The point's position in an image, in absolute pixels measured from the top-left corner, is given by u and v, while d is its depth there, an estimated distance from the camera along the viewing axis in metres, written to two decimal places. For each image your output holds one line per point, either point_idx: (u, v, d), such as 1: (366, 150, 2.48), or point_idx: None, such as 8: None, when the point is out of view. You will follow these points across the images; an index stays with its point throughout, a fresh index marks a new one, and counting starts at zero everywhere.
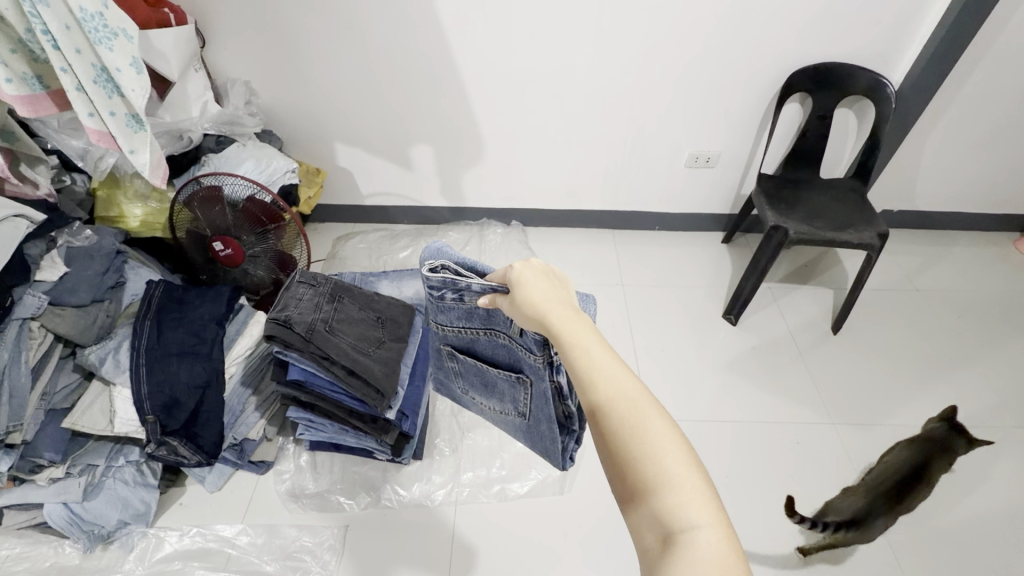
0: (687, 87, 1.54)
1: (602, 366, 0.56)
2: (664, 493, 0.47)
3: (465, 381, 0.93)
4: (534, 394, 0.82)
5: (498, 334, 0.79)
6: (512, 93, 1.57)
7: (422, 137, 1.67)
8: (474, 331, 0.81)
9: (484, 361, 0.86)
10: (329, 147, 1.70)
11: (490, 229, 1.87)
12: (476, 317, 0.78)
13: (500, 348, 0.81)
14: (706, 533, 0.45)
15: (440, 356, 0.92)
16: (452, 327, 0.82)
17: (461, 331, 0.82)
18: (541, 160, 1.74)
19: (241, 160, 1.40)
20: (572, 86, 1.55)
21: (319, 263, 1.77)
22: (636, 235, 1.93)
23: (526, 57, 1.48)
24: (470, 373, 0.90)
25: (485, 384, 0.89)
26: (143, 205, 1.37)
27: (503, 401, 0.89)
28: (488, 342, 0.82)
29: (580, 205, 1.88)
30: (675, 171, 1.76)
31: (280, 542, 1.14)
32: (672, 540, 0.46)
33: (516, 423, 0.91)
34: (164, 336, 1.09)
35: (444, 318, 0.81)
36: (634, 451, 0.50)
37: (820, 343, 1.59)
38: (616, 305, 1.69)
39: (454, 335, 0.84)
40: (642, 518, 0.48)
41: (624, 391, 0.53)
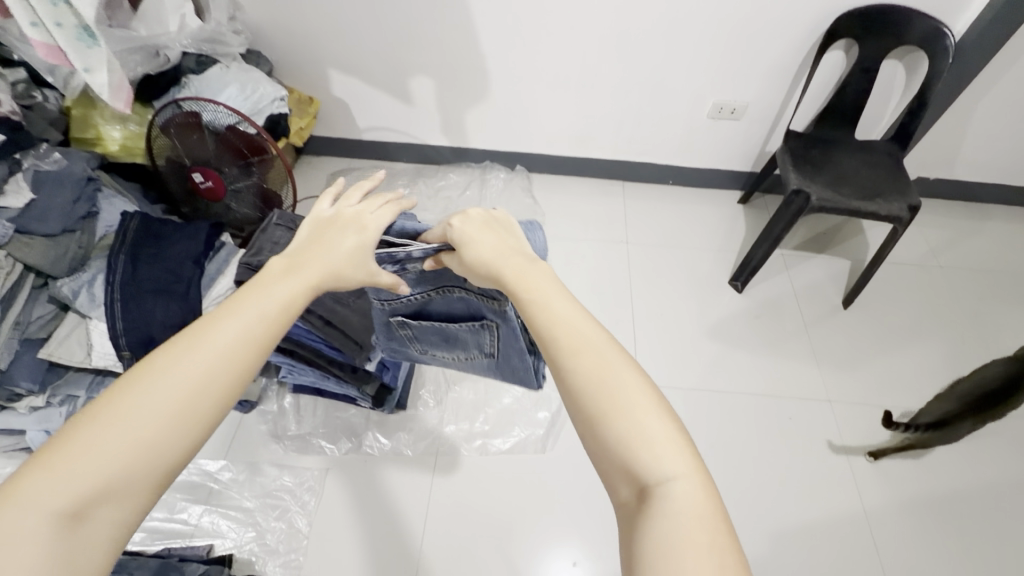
0: (717, 25, 1.37)
1: (567, 321, 0.52)
2: (638, 450, 0.44)
3: (423, 343, 0.91)
4: (502, 335, 0.79)
5: (453, 291, 0.77)
6: (524, 23, 1.41)
7: (423, 68, 1.53)
8: (424, 293, 0.80)
9: (440, 320, 0.84)
10: (322, 74, 1.57)
11: (492, 173, 1.77)
12: (427, 278, 0.77)
13: (455, 303, 0.79)
14: (681, 483, 0.43)
15: (393, 325, 0.91)
16: (396, 295, 0.83)
17: (410, 297, 0.82)
18: (551, 101, 1.61)
19: (224, 85, 1.31)
20: (590, 17, 1.38)
21: (312, 199, 1.69)
22: (647, 188, 1.81)
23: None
24: (428, 335, 0.88)
25: (444, 340, 0.87)
26: (123, 127, 1.30)
27: (467, 348, 0.87)
28: (441, 301, 0.80)
29: (590, 153, 1.75)
30: (696, 121, 1.61)
31: (261, 480, 1.15)
32: (648, 496, 0.44)
33: (484, 365, 0.89)
34: (139, 271, 1.05)
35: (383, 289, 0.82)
36: (602, 407, 0.47)
37: (828, 316, 1.52)
38: (617, 264, 1.62)
39: (403, 303, 0.84)
40: (615, 476, 0.45)
41: (591, 341, 0.50)
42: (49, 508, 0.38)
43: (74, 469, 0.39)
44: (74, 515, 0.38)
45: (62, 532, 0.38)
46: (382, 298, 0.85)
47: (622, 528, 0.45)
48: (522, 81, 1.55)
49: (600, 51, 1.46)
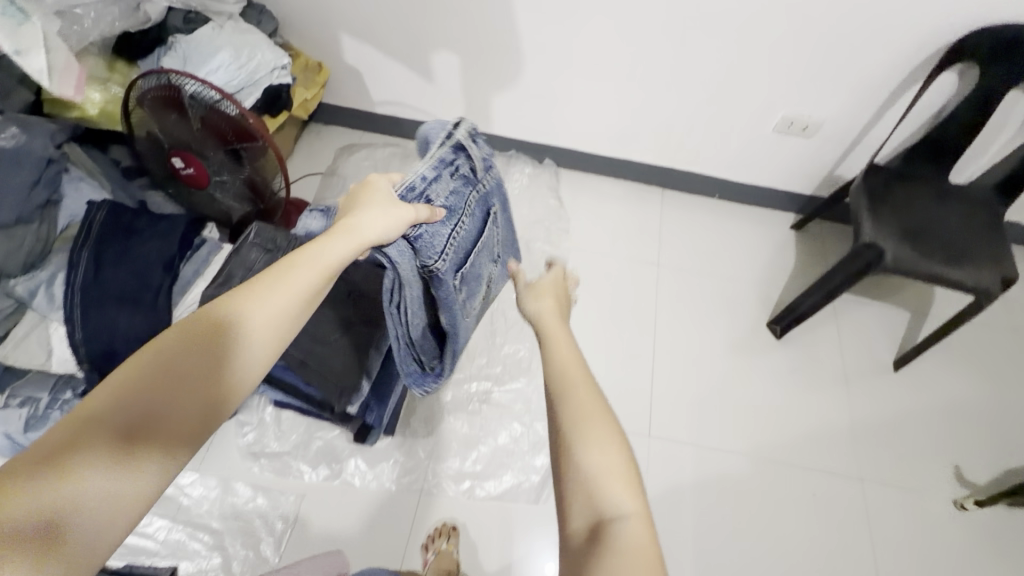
0: (810, 18, 1.14)
1: (572, 364, 0.59)
2: (602, 481, 0.49)
3: (466, 295, 0.82)
4: (497, 224, 0.86)
5: (474, 196, 0.73)
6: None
7: (448, 41, 1.32)
8: (461, 217, 0.72)
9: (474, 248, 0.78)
10: (334, 38, 1.38)
11: (516, 166, 1.57)
12: (454, 197, 0.69)
13: (478, 212, 0.76)
14: (631, 523, 0.47)
15: (449, 296, 0.75)
16: (446, 242, 0.69)
17: (454, 234, 0.70)
18: (592, 92, 1.39)
19: (214, 49, 1.14)
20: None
21: (316, 177, 1.53)
22: (690, 200, 1.60)
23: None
24: (471, 279, 0.80)
25: (476, 275, 0.83)
26: (104, 90, 1.14)
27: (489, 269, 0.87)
28: (472, 219, 0.75)
29: (629, 154, 1.54)
30: (761, 133, 1.39)
31: (233, 501, 1.08)
32: (602, 528, 0.46)
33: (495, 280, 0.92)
34: (103, 274, 0.92)
35: (433, 240, 0.67)
36: (577, 434, 0.52)
37: (876, 376, 1.34)
38: (643, 287, 1.45)
39: (453, 251, 0.71)
40: (574, 506, 0.49)
41: (582, 382, 0.56)
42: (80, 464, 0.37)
43: (126, 410, 0.39)
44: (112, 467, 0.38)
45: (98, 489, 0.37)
46: (434, 260, 0.68)
47: (569, 561, 0.46)
48: (562, 65, 1.34)
49: (660, 37, 1.24)
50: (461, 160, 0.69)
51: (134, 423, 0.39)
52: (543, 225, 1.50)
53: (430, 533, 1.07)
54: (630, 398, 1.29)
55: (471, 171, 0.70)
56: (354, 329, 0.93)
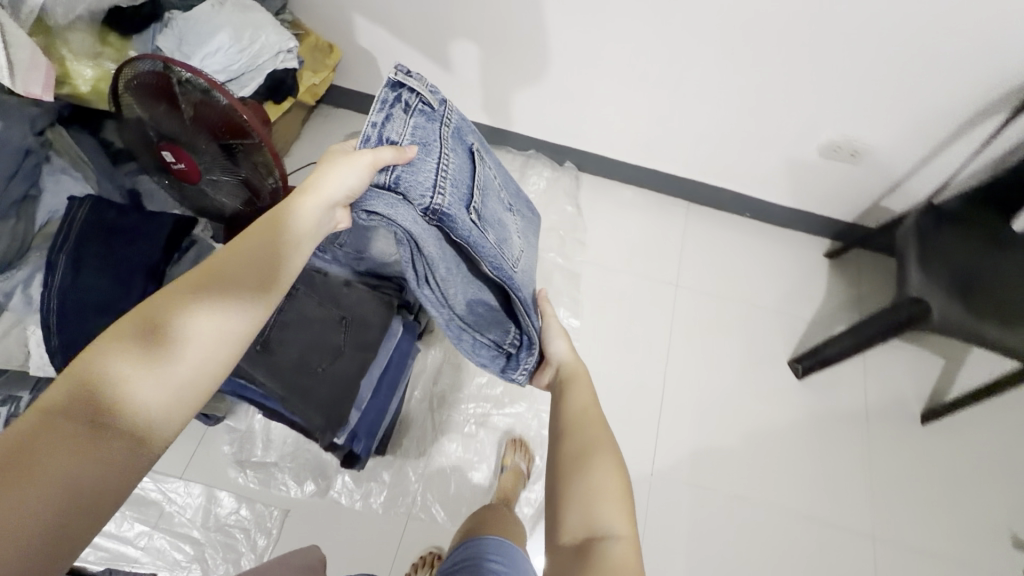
0: (872, 33, 1.01)
1: (588, 404, 0.70)
2: (601, 498, 0.57)
3: (494, 240, 0.79)
4: (489, 167, 0.86)
5: (446, 132, 0.75)
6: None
7: (469, 30, 1.21)
8: (443, 154, 0.73)
9: (475, 187, 0.77)
10: (347, 18, 1.27)
11: (534, 167, 1.48)
12: (424, 134, 0.72)
13: (460, 150, 0.77)
14: (621, 544, 0.54)
15: (469, 233, 0.72)
16: (433, 178, 0.69)
17: (440, 169, 0.71)
18: (622, 95, 1.28)
19: (213, 29, 1.04)
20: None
21: None
22: (717, 216, 1.49)
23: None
24: (488, 220, 0.79)
25: (494, 221, 0.82)
26: (96, 66, 1.06)
27: (502, 214, 0.86)
28: (456, 156, 0.75)
29: (657, 163, 1.43)
30: (804, 153, 1.27)
31: (216, 511, 1.05)
32: (595, 544, 0.54)
33: (516, 229, 0.91)
34: (82, 279, 0.86)
35: (417, 179, 0.68)
36: (584, 457, 0.62)
37: (901, 427, 1.26)
38: (659, 308, 1.36)
39: (450, 186, 0.71)
40: (570, 522, 0.57)
41: (596, 424, 0.66)
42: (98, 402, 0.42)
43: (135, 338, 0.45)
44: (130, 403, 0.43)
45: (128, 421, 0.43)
46: (429, 195, 0.67)
47: (561, 568, 0.54)
48: (591, 65, 1.22)
49: (702, 42, 1.12)
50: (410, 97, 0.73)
51: (156, 359, 0.45)
52: (558, 234, 1.41)
53: (415, 561, 1.02)
54: (633, 429, 1.23)
55: (426, 104, 0.74)
56: (344, 358, 0.85)
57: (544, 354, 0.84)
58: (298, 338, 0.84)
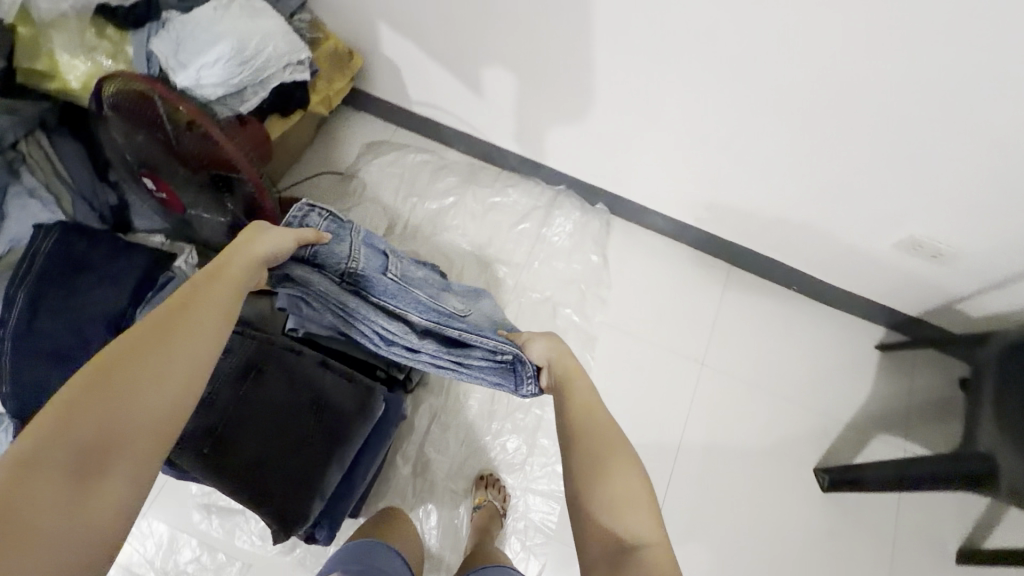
0: (983, 126, 0.84)
1: (590, 404, 0.68)
2: (628, 508, 0.57)
3: (425, 296, 0.86)
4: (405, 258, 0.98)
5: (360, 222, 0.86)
6: (665, 39, 0.91)
7: (505, 57, 1.06)
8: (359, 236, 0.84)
9: (395, 263, 0.88)
10: (373, 26, 1.13)
11: (562, 206, 1.34)
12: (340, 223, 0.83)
13: (375, 239, 0.89)
14: (654, 549, 0.54)
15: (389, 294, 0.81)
16: (350, 249, 0.80)
17: (356, 247, 0.81)
18: (670, 148, 1.11)
19: (213, 35, 0.92)
20: (782, 56, 0.86)
21: (332, 177, 1.32)
22: (760, 285, 1.33)
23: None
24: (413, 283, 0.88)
25: (421, 289, 0.90)
26: (90, 62, 0.94)
27: (429, 281, 0.95)
28: (371, 239, 0.87)
29: (699, 221, 1.27)
30: (874, 239, 1.10)
31: (175, 556, 0.98)
32: (630, 554, 0.54)
33: (451, 293, 0.98)
34: (37, 323, 0.78)
35: (337, 251, 0.79)
36: (599, 464, 0.61)
37: (933, 560, 1.12)
38: (679, 384, 1.23)
39: (364, 258, 0.82)
40: (602, 529, 0.57)
41: (603, 428, 0.65)
42: (73, 457, 0.43)
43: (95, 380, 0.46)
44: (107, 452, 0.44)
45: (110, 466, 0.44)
46: (345, 263, 0.79)
47: None
48: (639, 113, 1.07)
49: (772, 108, 0.95)
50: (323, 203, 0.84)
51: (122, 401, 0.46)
52: (579, 287, 1.28)
53: None
54: None
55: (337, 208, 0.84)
56: (312, 449, 0.75)
57: (533, 362, 0.79)
58: (260, 423, 0.75)
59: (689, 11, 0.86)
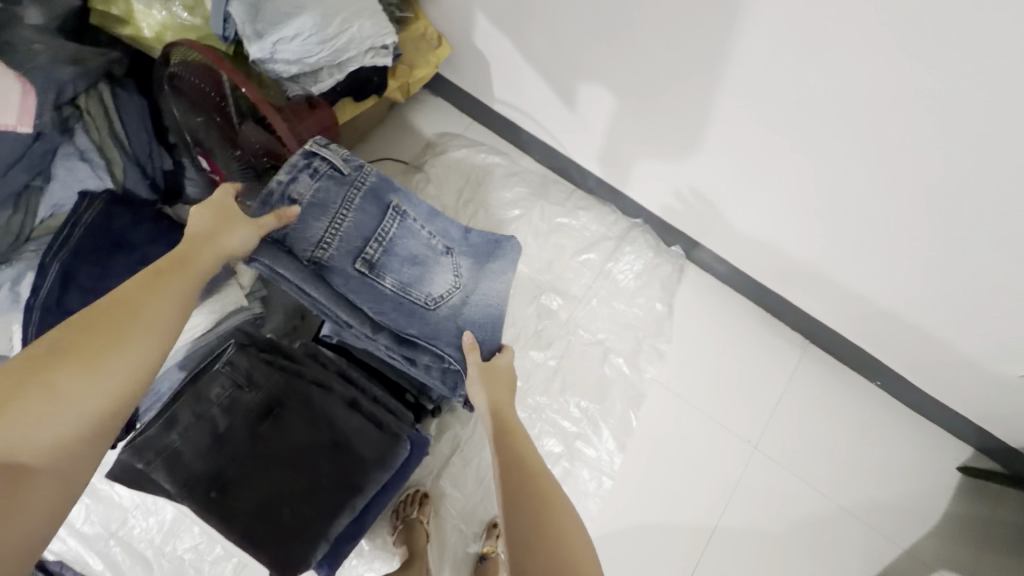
0: None
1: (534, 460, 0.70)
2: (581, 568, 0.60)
3: (394, 290, 0.81)
4: (417, 211, 0.87)
5: (351, 195, 0.79)
6: (807, 94, 0.76)
7: (609, 78, 0.93)
8: (342, 213, 0.78)
9: (380, 238, 0.82)
10: (468, 14, 1.01)
11: (634, 242, 1.21)
12: (326, 193, 0.77)
13: (368, 208, 0.81)
14: None
15: (355, 284, 0.78)
16: (322, 233, 0.76)
17: (331, 227, 0.77)
18: (777, 210, 0.97)
19: (298, 6, 0.82)
20: (952, 144, 0.71)
21: (396, 165, 1.23)
22: (837, 370, 1.19)
23: (914, 30, 0.63)
24: (393, 264, 0.82)
25: (410, 259, 0.84)
26: (167, 14, 0.85)
27: (428, 250, 0.86)
28: (360, 210, 0.80)
29: (786, 289, 1.13)
30: (997, 358, 0.94)
31: (175, 540, 0.96)
32: None
33: (456, 263, 0.88)
34: (69, 298, 0.74)
35: (313, 222, 0.76)
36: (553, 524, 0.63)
37: None
38: (723, 463, 1.12)
39: (338, 241, 0.78)
40: None
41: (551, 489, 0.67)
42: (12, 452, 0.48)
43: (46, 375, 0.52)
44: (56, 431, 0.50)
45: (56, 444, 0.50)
46: (312, 249, 0.75)
47: None
48: (751, 166, 0.92)
49: (918, 195, 0.79)
50: (318, 164, 0.78)
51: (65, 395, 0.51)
52: (636, 335, 1.17)
53: None
54: None
55: (330, 174, 0.78)
56: (323, 494, 0.71)
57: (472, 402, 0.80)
58: (277, 458, 0.72)
59: (847, 73, 0.71)
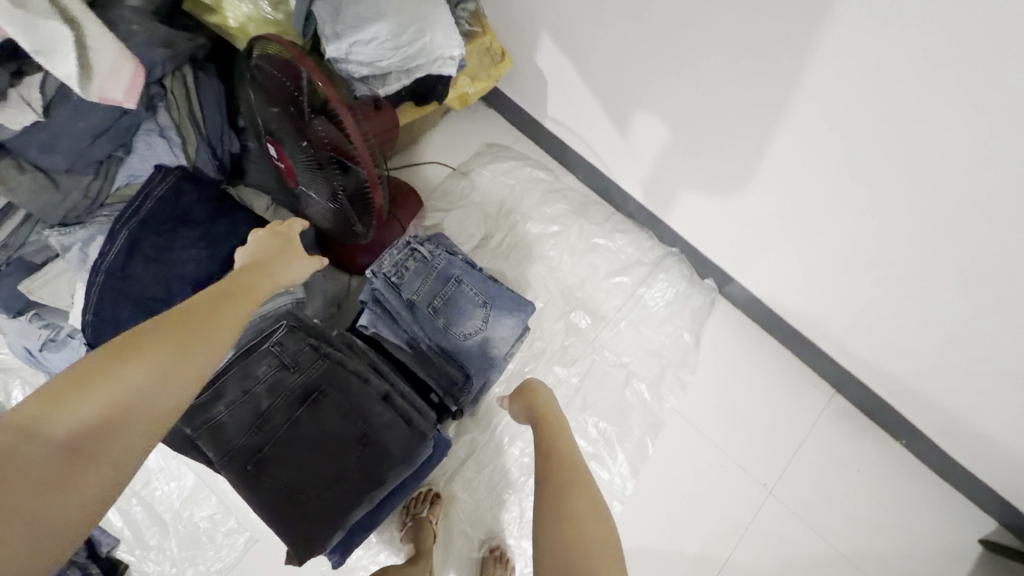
0: None
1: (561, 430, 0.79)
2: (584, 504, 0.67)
3: (440, 335, 0.97)
4: (478, 279, 1.00)
5: (426, 266, 0.98)
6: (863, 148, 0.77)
7: (665, 108, 0.95)
8: (418, 278, 0.98)
9: (442, 297, 0.98)
10: (532, 35, 1.05)
11: (668, 270, 1.21)
12: (411, 264, 0.98)
13: (440, 276, 0.99)
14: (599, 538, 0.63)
15: (413, 328, 0.96)
16: (400, 291, 0.96)
17: (407, 288, 0.97)
18: (818, 257, 0.97)
19: (377, 12, 0.86)
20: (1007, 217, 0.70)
21: (443, 170, 1.26)
22: (861, 423, 1.17)
23: (984, 106, 0.63)
24: (445, 317, 0.97)
25: (460, 313, 0.98)
26: (252, 7, 0.89)
27: (479, 309, 0.98)
28: (434, 278, 0.99)
29: (818, 335, 1.12)
30: None
31: (193, 507, 0.99)
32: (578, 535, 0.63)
33: (500, 319, 0.98)
34: (133, 266, 0.79)
35: (394, 287, 0.96)
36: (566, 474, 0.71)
37: None
38: (735, 502, 1.11)
39: (410, 297, 0.96)
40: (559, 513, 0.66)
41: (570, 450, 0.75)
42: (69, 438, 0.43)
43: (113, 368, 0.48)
44: (108, 424, 0.45)
45: (109, 441, 0.45)
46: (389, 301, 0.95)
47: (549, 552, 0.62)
48: (797, 210, 0.92)
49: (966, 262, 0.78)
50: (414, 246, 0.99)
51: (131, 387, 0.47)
52: (661, 363, 1.17)
53: None
54: None
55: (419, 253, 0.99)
56: (348, 484, 0.74)
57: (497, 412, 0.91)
58: (309, 443, 0.75)
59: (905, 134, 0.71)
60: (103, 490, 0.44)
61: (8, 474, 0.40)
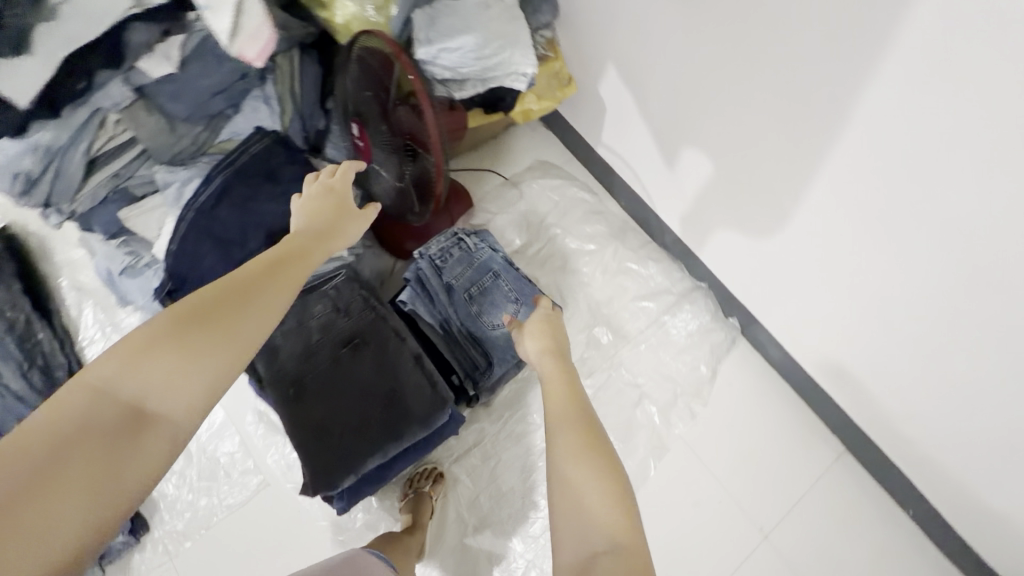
0: None
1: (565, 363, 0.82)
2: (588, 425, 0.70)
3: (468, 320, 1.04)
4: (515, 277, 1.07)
5: (470, 256, 1.06)
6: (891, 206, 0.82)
7: (711, 147, 1.02)
8: (460, 265, 1.06)
9: (478, 287, 1.05)
10: (597, 66, 1.15)
11: (694, 303, 1.26)
12: (457, 253, 1.07)
13: (480, 267, 1.06)
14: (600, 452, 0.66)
15: (446, 309, 1.03)
16: (442, 272, 1.04)
17: (449, 271, 1.05)
18: (841, 307, 1.00)
19: (467, 25, 0.97)
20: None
21: (495, 179, 1.36)
22: (868, 485, 1.16)
23: (1005, 179, 0.67)
24: (477, 305, 1.04)
25: (491, 304, 1.04)
26: (356, 9, 1.00)
27: (509, 304, 1.04)
28: (474, 269, 1.06)
29: (833, 387, 1.14)
30: None
31: (218, 442, 1.07)
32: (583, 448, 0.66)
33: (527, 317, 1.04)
34: (220, 208, 0.89)
35: (438, 269, 1.04)
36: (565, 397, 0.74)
37: None
38: (727, 539, 1.11)
39: (450, 280, 1.05)
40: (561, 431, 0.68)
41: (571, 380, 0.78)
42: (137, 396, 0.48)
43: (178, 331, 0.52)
44: (174, 383, 0.50)
45: (171, 402, 0.50)
46: (429, 279, 1.04)
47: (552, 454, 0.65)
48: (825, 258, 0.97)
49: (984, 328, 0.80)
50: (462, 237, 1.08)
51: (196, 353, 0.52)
52: (674, 389, 1.20)
53: None
54: None
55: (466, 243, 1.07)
56: (369, 433, 0.80)
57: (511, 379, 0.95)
58: (342, 389, 0.81)
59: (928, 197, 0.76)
60: (166, 446, 0.49)
61: (81, 432, 0.45)
